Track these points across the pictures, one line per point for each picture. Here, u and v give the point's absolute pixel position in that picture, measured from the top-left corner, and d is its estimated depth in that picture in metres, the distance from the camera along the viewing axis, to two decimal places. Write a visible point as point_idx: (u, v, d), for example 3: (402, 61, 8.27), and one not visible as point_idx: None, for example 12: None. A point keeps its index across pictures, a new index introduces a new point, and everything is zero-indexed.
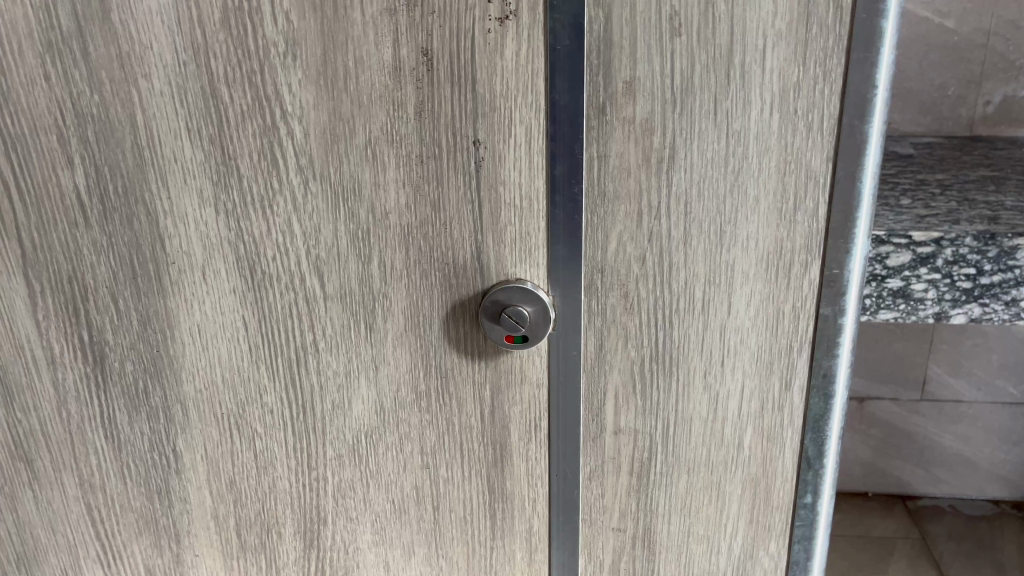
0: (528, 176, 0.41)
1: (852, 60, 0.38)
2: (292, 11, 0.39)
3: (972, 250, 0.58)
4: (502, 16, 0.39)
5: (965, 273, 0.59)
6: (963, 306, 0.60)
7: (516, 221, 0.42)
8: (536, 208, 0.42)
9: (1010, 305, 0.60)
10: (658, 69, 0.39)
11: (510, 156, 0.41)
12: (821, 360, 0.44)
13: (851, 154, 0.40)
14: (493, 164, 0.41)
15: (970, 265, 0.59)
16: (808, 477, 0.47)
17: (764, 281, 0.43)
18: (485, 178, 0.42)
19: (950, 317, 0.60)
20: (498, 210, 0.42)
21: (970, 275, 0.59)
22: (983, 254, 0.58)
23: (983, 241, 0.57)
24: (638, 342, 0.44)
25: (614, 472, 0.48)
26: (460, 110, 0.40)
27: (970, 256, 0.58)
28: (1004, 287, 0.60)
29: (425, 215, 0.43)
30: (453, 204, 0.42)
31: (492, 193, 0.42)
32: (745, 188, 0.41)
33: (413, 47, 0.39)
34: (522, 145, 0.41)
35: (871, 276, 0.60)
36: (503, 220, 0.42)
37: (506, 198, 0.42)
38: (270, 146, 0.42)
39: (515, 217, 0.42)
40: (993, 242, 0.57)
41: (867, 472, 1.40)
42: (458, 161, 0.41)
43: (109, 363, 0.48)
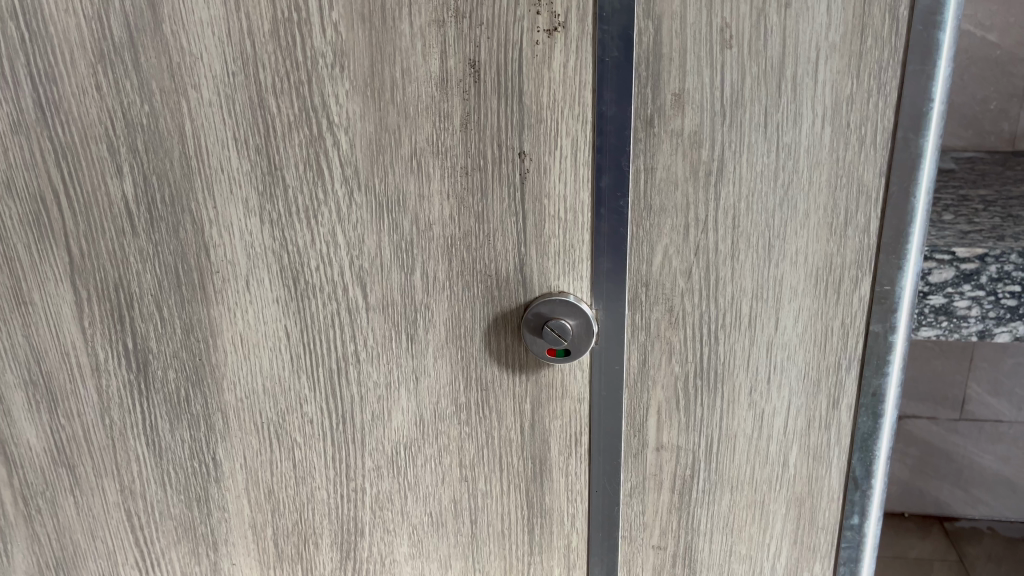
0: (574, 188, 0.41)
1: (908, 73, 0.37)
2: (341, 22, 0.39)
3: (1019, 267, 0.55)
4: (551, 28, 0.38)
5: (1010, 290, 0.56)
6: (1007, 324, 0.57)
7: (561, 234, 0.42)
8: (581, 220, 0.42)
9: None
10: (708, 82, 0.38)
11: (555, 168, 0.41)
12: (871, 379, 0.43)
13: (905, 168, 0.39)
14: (539, 176, 0.41)
15: (1015, 282, 0.56)
16: (855, 498, 0.46)
17: (813, 296, 0.42)
18: (530, 191, 0.41)
19: (994, 335, 0.57)
20: (543, 222, 0.42)
21: (1014, 292, 0.56)
22: None
23: None
24: (682, 357, 0.44)
25: (656, 489, 0.47)
26: (505, 122, 0.40)
27: (1015, 273, 0.55)
28: None
29: (468, 227, 0.42)
30: (497, 216, 0.42)
31: (537, 206, 0.42)
32: (795, 202, 0.40)
33: (460, 59, 0.39)
34: (568, 157, 0.41)
35: None
36: (547, 233, 0.42)
37: (551, 210, 0.42)
38: (316, 157, 0.42)
39: (560, 230, 0.42)
40: None
41: (904, 492, 1.37)
42: (503, 173, 0.41)
43: (152, 370, 0.49)
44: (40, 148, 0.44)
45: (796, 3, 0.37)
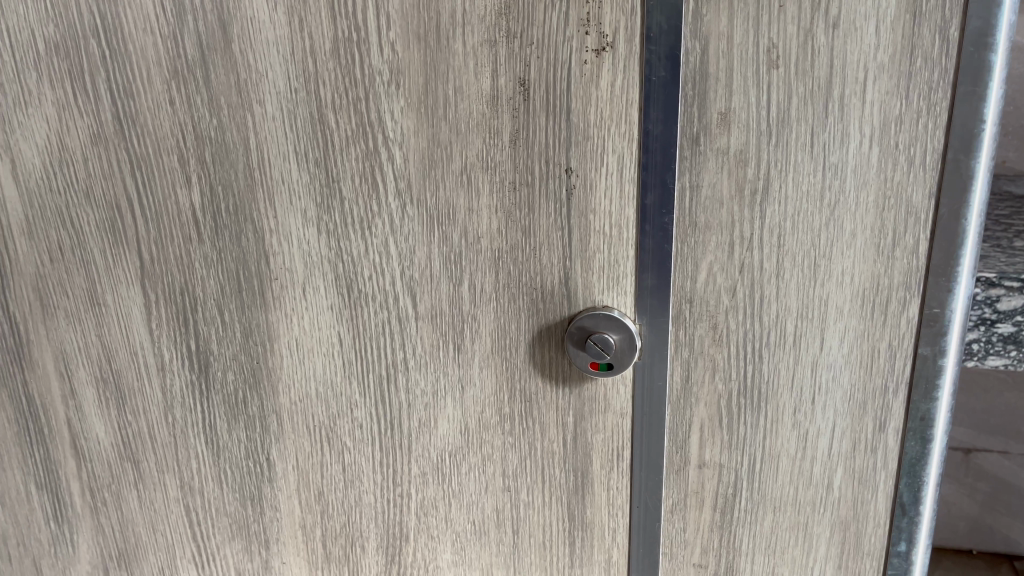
0: (619, 205, 0.42)
1: (958, 94, 0.37)
2: (397, 42, 0.41)
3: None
4: (599, 48, 0.39)
5: None
6: None
7: (605, 249, 0.43)
8: (625, 236, 0.42)
9: None
10: (754, 101, 0.39)
11: (602, 184, 0.42)
12: (919, 403, 0.43)
13: (956, 190, 0.38)
14: (585, 192, 0.42)
15: None
16: (902, 525, 0.45)
17: (860, 317, 0.42)
18: (576, 206, 0.42)
19: None
20: (588, 237, 0.43)
21: None
22: None
23: None
24: (726, 375, 0.44)
25: (697, 507, 0.47)
26: (553, 139, 0.41)
27: None
28: None
29: (515, 241, 0.44)
30: (544, 231, 0.43)
31: (584, 222, 0.42)
32: (842, 222, 0.40)
33: (510, 78, 0.41)
34: (614, 173, 0.41)
35: (978, 320, 0.51)
36: (592, 248, 0.43)
37: (596, 225, 0.42)
38: (371, 170, 0.44)
39: (604, 245, 0.43)
40: None
41: (972, 530, 1.31)
42: (550, 189, 0.42)
43: (212, 372, 0.51)
44: (116, 158, 0.47)
45: (845, 23, 0.37)
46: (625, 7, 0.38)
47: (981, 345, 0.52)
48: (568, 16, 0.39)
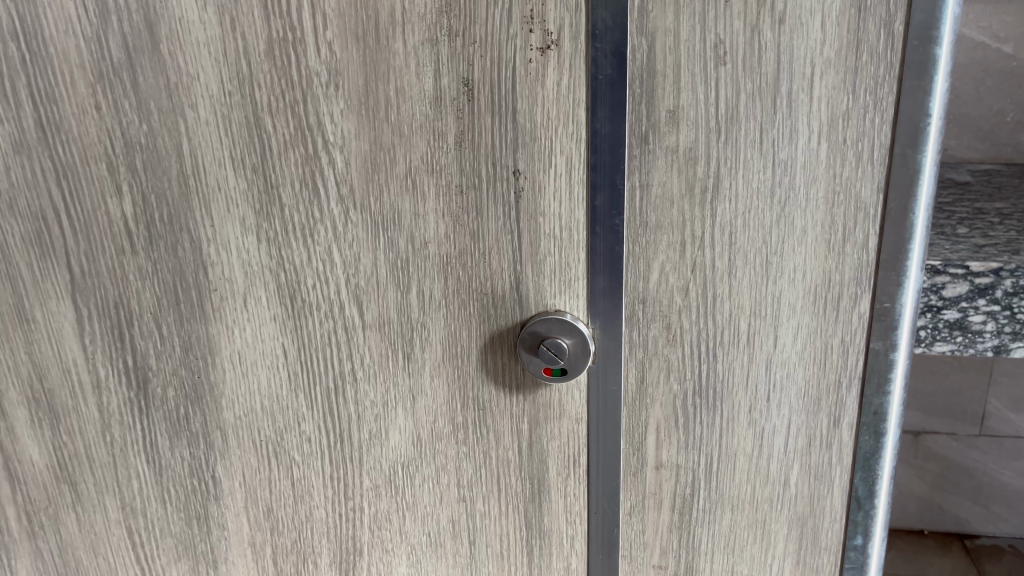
0: (569, 207, 0.41)
1: (904, 89, 0.37)
2: (335, 41, 0.39)
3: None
4: (544, 46, 0.38)
5: None
6: None
7: (556, 252, 0.42)
8: (576, 239, 0.41)
9: None
10: (702, 98, 0.38)
11: (551, 186, 0.41)
12: (872, 397, 0.43)
13: (903, 184, 0.38)
14: (534, 194, 0.41)
15: None
16: (858, 518, 0.46)
17: (812, 314, 0.41)
18: (525, 209, 0.41)
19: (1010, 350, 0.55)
20: (538, 240, 0.42)
21: None
22: None
23: None
24: (681, 375, 0.43)
25: (655, 508, 0.47)
26: (499, 140, 0.40)
27: None
28: None
29: (464, 246, 0.42)
30: (494, 235, 0.42)
31: (534, 224, 0.41)
32: (792, 219, 0.40)
33: (453, 77, 0.39)
34: (563, 176, 0.40)
35: (925, 307, 0.55)
36: (543, 252, 0.42)
37: (547, 228, 0.41)
38: (311, 175, 0.42)
39: (555, 249, 0.42)
40: None
41: (921, 510, 1.33)
42: (499, 192, 0.41)
43: (152, 389, 0.49)
44: (40, 168, 0.44)
45: (791, 18, 0.36)
46: (570, 3, 0.37)
47: (928, 332, 0.55)
48: (512, 14, 0.38)
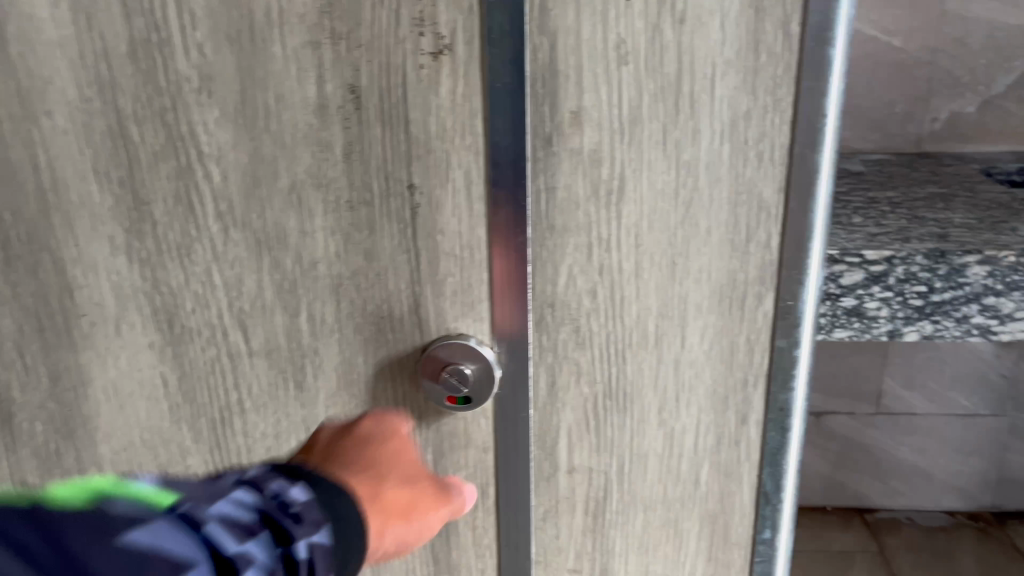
0: (469, 225, 0.39)
1: (802, 89, 0.36)
2: (206, 43, 0.36)
3: (923, 268, 0.60)
4: (435, 51, 0.36)
5: (917, 291, 0.61)
6: (915, 324, 0.62)
7: (457, 272, 0.40)
8: (478, 258, 0.40)
9: (963, 322, 0.61)
10: (606, 99, 0.37)
11: (449, 203, 0.39)
12: (777, 395, 0.42)
13: (802, 183, 0.38)
14: (431, 211, 0.39)
15: (921, 282, 0.60)
16: (766, 513, 0.45)
17: (718, 314, 0.41)
18: (422, 227, 0.39)
19: (902, 334, 0.62)
20: (437, 259, 0.40)
21: (921, 293, 0.61)
22: (933, 272, 0.60)
23: (933, 259, 0.59)
24: (591, 378, 0.42)
25: (568, 512, 0.46)
26: (393, 154, 0.38)
27: (921, 274, 0.60)
28: (957, 303, 0.61)
29: (357, 266, 0.40)
30: (388, 254, 0.40)
31: (431, 240, 0.39)
32: (696, 220, 0.39)
33: (338, 84, 0.37)
34: (462, 191, 0.38)
35: (827, 295, 0.61)
36: (442, 271, 0.40)
37: (446, 247, 0.39)
38: (186, 189, 0.39)
39: (456, 268, 0.40)
40: (943, 260, 0.59)
41: (825, 487, 1.33)
42: (392, 208, 0.39)
43: (18, 423, 0.44)
44: None
45: (691, 19, 0.35)
46: (462, 6, 0.35)
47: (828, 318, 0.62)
48: (400, 16, 0.35)
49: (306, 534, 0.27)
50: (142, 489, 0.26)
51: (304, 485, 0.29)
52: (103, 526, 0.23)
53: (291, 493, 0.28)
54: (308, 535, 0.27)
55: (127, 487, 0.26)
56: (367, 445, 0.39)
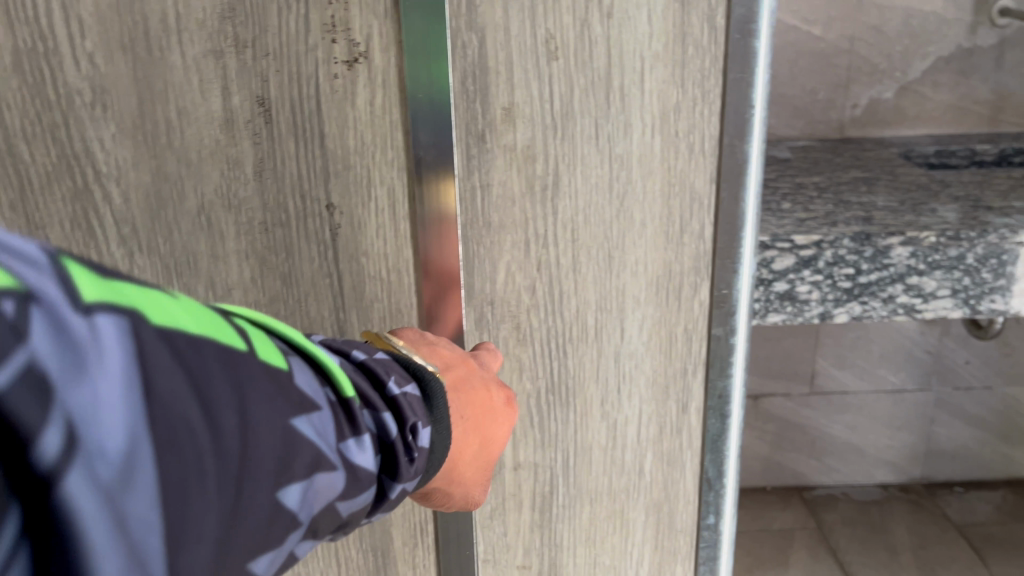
0: (395, 246, 0.40)
1: (728, 81, 0.38)
2: (97, 54, 0.37)
3: (851, 250, 0.62)
4: (350, 59, 0.37)
5: (846, 273, 0.62)
6: (844, 306, 0.63)
7: (383, 296, 0.41)
8: (405, 282, 0.41)
9: (889, 302, 0.63)
10: (538, 95, 0.38)
11: (370, 223, 0.40)
12: (716, 381, 0.43)
13: (732, 173, 0.39)
14: (353, 231, 0.40)
15: (849, 264, 0.62)
16: (710, 499, 0.46)
17: (656, 305, 0.42)
18: (344, 248, 0.40)
19: (833, 316, 0.63)
20: (362, 283, 0.41)
21: (849, 275, 0.62)
22: (860, 254, 0.62)
23: (860, 242, 0.61)
24: (534, 373, 0.43)
25: (515, 509, 0.46)
26: (311, 174, 0.39)
27: (849, 257, 0.62)
28: (882, 285, 0.63)
29: (274, 292, 0.41)
30: (304, 276, 0.41)
31: (348, 258, 0.41)
32: (631, 213, 0.40)
33: (246, 97, 0.38)
34: (385, 210, 0.40)
35: (759, 281, 0.62)
36: (368, 296, 0.41)
37: (371, 270, 0.41)
38: (84, 212, 0.40)
39: (381, 292, 0.41)
40: (869, 242, 0.62)
41: (764, 468, 1.37)
42: (312, 228, 0.40)
43: None
44: None
45: (618, 13, 0.36)
46: (375, 9, 0.36)
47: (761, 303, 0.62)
48: (309, 23, 0.36)
49: (409, 477, 0.30)
50: (334, 368, 0.27)
51: (416, 383, 0.32)
52: (289, 441, 0.23)
53: (408, 382, 0.31)
54: (413, 475, 0.30)
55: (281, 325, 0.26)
56: (462, 391, 0.35)
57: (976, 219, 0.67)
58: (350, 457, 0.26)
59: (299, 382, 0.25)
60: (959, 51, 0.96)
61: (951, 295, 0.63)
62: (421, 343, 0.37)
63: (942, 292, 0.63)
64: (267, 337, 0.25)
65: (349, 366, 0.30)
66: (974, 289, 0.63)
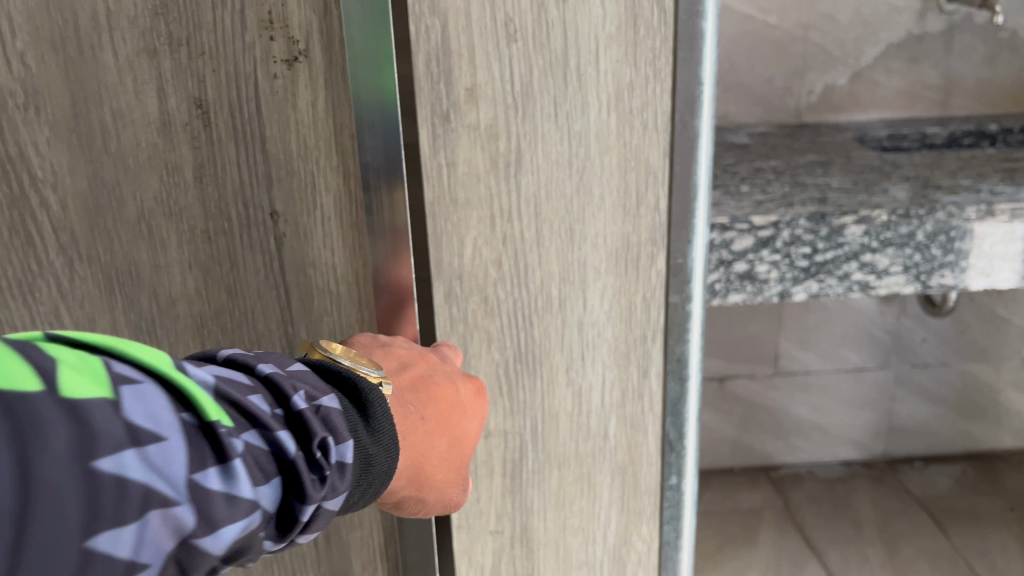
0: (342, 258, 0.42)
1: (678, 59, 0.40)
2: (28, 52, 0.38)
3: (806, 230, 0.67)
4: (289, 57, 0.38)
5: (802, 253, 0.67)
6: (802, 284, 0.68)
7: (330, 310, 0.44)
8: (352, 294, 0.43)
9: (845, 279, 0.68)
10: (498, 76, 0.40)
11: (316, 233, 0.42)
12: (674, 347, 0.46)
13: (685, 147, 0.42)
14: (297, 240, 0.42)
15: (805, 244, 0.67)
16: (671, 460, 0.49)
17: (616, 275, 0.44)
18: (291, 258, 0.42)
19: (792, 294, 0.68)
20: (310, 296, 0.43)
21: (806, 254, 0.67)
22: (816, 233, 0.66)
23: (815, 221, 0.66)
24: (501, 344, 0.45)
25: (487, 476, 0.48)
26: (255, 183, 0.41)
27: (805, 236, 0.67)
28: (838, 262, 0.67)
29: (218, 302, 0.43)
30: (251, 284, 0.43)
31: (293, 266, 0.43)
32: (590, 187, 0.42)
33: (183, 98, 0.39)
34: (331, 218, 0.42)
35: (720, 262, 0.67)
36: (318, 311, 0.43)
37: (317, 281, 0.43)
38: (22, 219, 0.41)
39: (330, 305, 0.43)
40: (824, 222, 0.66)
41: (732, 450, 1.40)
42: (256, 236, 0.42)
43: None
44: None
45: None
46: (312, 5, 0.37)
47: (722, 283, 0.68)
48: (247, 20, 0.38)
49: (315, 497, 0.29)
50: (195, 390, 0.26)
51: (333, 396, 0.31)
52: (100, 488, 0.22)
53: (321, 395, 0.31)
54: (325, 494, 0.30)
55: (134, 346, 0.26)
56: (425, 388, 0.37)
57: (926, 198, 0.71)
58: (203, 487, 0.25)
59: (126, 413, 0.24)
60: (910, 37, 1.00)
61: (903, 271, 0.68)
62: (375, 347, 0.39)
63: (894, 270, 0.67)
64: (94, 361, 0.24)
65: (252, 381, 0.30)
66: (925, 265, 0.67)
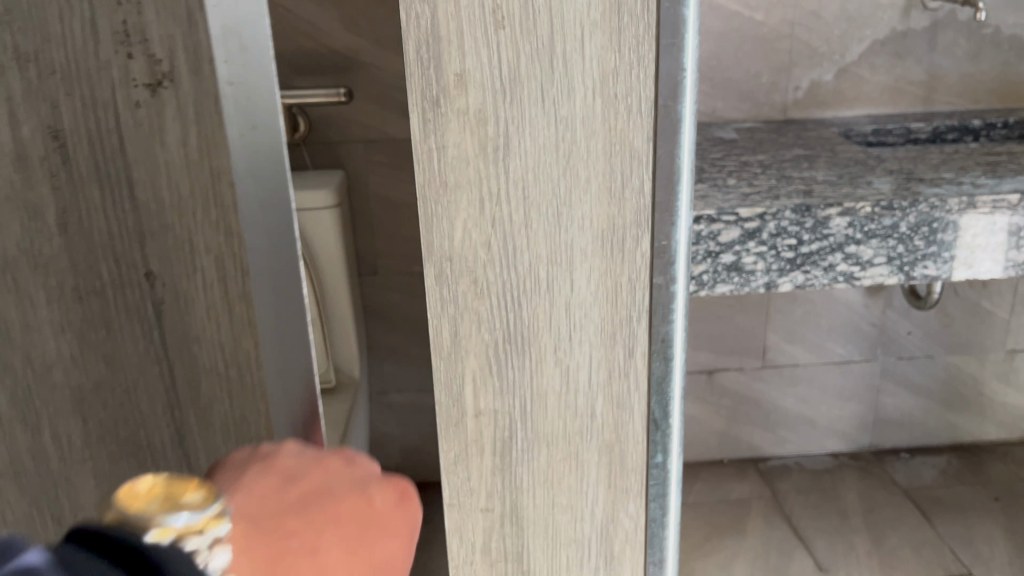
0: (230, 335, 0.42)
1: (661, 46, 0.41)
2: None
3: (792, 222, 0.70)
4: (152, 82, 0.39)
5: (788, 244, 0.70)
6: (788, 275, 0.71)
7: (218, 396, 0.43)
8: (243, 376, 0.42)
9: (829, 270, 0.71)
10: (486, 61, 0.42)
11: (197, 301, 0.42)
12: (658, 327, 0.46)
13: (668, 132, 0.42)
14: (177, 307, 0.42)
15: (791, 235, 0.70)
16: (656, 438, 0.49)
17: (601, 256, 0.45)
18: (170, 328, 0.43)
19: (777, 284, 0.71)
20: (197, 377, 0.43)
21: (792, 245, 0.70)
22: (801, 225, 0.70)
23: (800, 213, 0.69)
24: (491, 325, 0.47)
25: (478, 453, 0.51)
26: (125, 236, 0.41)
27: (791, 228, 0.70)
28: (823, 253, 0.70)
29: (97, 375, 0.44)
30: (128, 353, 0.43)
31: (176, 341, 0.43)
32: (576, 171, 0.43)
33: (43, 130, 0.40)
34: (211, 281, 0.41)
35: (707, 253, 0.70)
36: (210, 394, 0.43)
37: (202, 359, 0.43)
38: None
39: (221, 390, 0.43)
40: (809, 213, 0.69)
41: (721, 442, 1.41)
42: (131, 298, 0.42)
43: None
44: None
45: None
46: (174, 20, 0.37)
47: (709, 274, 0.70)
48: (106, 40, 0.38)
49: None
50: None
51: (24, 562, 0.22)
52: None
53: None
54: None
55: None
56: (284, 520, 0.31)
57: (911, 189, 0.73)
58: None
59: None
60: (893, 33, 1.02)
61: (886, 262, 0.71)
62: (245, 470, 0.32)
63: (878, 261, 0.71)
64: None
65: None
66: (908, 256, 0.70)
